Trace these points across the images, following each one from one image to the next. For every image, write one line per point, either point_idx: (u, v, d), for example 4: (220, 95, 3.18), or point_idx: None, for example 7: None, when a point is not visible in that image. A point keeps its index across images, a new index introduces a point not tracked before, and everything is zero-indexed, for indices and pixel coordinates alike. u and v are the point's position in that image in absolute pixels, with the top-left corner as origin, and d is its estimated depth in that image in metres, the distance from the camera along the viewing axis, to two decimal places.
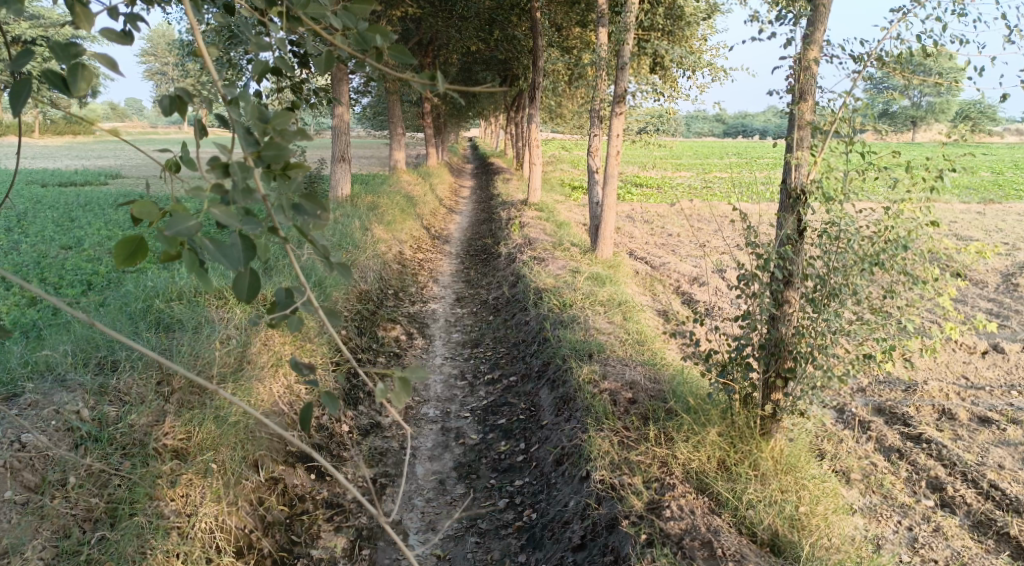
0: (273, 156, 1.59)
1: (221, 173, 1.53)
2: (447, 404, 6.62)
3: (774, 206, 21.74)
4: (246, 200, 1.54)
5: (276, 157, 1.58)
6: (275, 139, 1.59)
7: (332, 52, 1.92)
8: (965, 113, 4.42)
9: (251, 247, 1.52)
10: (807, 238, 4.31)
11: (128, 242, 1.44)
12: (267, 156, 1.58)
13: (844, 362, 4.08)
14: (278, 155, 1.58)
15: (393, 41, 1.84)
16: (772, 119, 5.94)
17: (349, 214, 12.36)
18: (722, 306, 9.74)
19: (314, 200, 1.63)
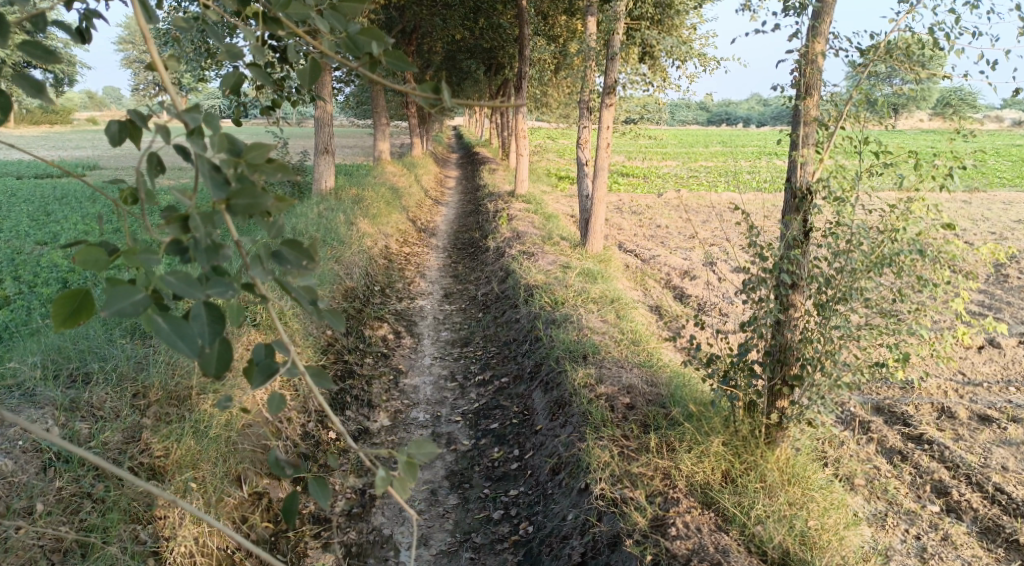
0: (247, 205, 1.30)
1: (179, 229, 1.28)
2: (437, 408, 6.45)
3: (761, 195, 21.59)
4: (212, 258, 1.30)
5: (249, 207, 1.29)
6: (250, 183, 1.30)
7: (318, 59, 1.69)
8: (945, 99, 4.29)
9: (218, 317, 1.27)
10: (813, 239, 4.15)
11: (71, 296, 1.29)
12: (239, 205, 1.29)
13: (854, 369, 3.92)
14: (252, 205, 1.29)
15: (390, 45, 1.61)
16: (757, 109, 5.76)
17: (333, 208, 12.10)
18: (714, 301, 9.59)
19: (297, 247, 1.46)
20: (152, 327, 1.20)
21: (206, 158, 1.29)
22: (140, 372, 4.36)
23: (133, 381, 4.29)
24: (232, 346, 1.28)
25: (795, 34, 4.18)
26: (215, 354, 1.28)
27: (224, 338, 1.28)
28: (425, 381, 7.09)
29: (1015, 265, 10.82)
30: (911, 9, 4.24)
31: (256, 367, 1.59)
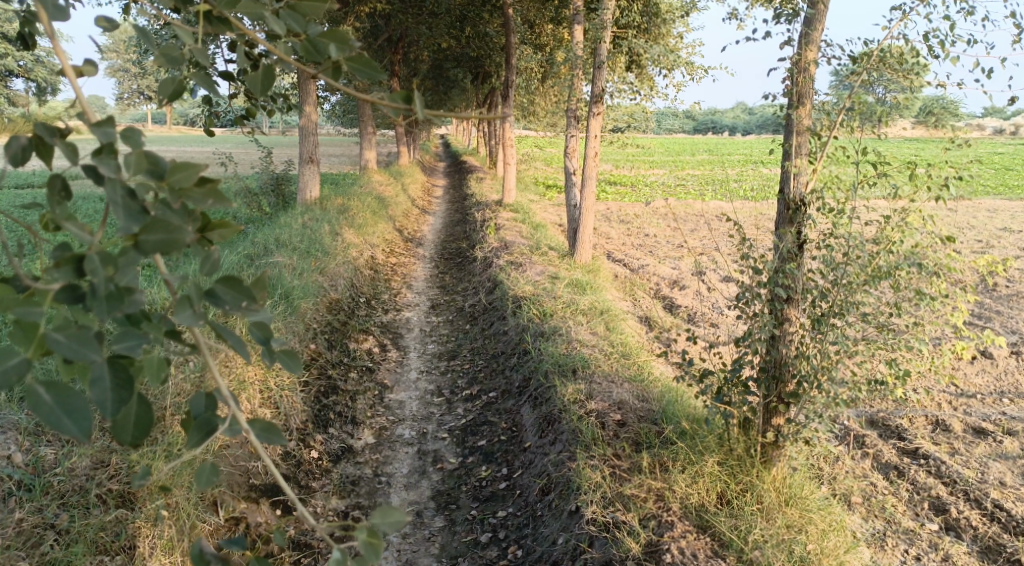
0: (162, 241, 1.04)
1: (73, 272, 1.02)
2: (423, 425, 6.28)
3: (749, 204, 21.58)
4: (115, 310, 1.02)
5: (165, 243, 1.03)
6: (164, 216, 1.04)
7: (271, 64, 1.51)
8: (929, 109, 4.08)
9: (123, 384, 1.00)
10: (807, 251, 4.05)
11: None
12: (150, 241, 1.04)
13: (852, 386, 3.80)
14: (167, 242, 1.04)
15: (351, 54, 1.43)
16: (743, 117, 5.68)
17: (318, 218, 11.93)
18: (703, 311, 9.49)
19: (239, 284, 1.22)
20: (31, 402, 0.95)
21: (111, 182, 1.03)
22: None
23: None
24: (152, 410, 1.05)
25: (786, 42, 4.08)
26: (130, 420, 1.04)
27: (139, 403, 1.05)
28: (411, 396, 6.92)
29: (1004, 274, 10.78)
30: (904, 16, 4.15)
31: (193, 422, 1.23)
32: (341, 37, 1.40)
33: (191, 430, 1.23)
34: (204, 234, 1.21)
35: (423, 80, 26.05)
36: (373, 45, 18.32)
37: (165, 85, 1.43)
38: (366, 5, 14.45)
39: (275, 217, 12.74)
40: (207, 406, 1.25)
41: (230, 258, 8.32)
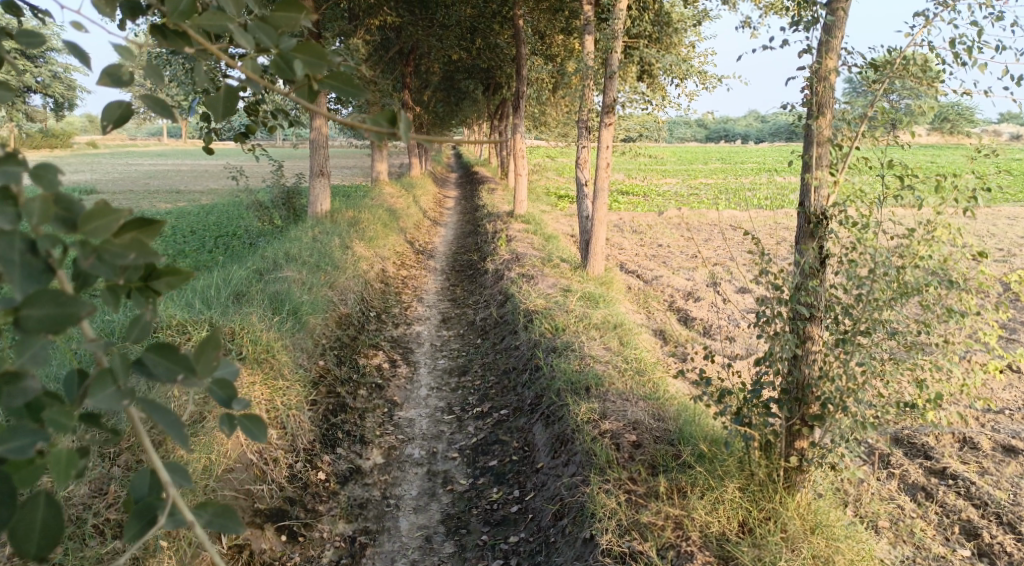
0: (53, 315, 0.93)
1: None
2: (433, 443, 6.15)
3: (763, 213, 21.34)
4: None
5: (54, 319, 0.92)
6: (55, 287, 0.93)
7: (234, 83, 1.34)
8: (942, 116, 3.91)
9: None
10: (830, 266, 3.90)
11: None
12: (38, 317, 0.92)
13: (879, 408, 3.64)
14: (58, 316, 0.92)
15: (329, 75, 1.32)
16: (757, 124, 5.54)
17: (328, 231, 11.86)
18: (719, 324, 9.31)
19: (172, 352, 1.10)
20: None
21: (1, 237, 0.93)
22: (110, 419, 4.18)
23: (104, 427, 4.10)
24: (58, 514, 0.98)
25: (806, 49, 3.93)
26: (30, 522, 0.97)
27: (38, 504, 0.97)
28: (421, 413, 6.78)
29: None
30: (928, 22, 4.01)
31: (135, 508, 1.18)
32: (318, 53, 1.31)
33: (132, 517, 1.16)
34: (147, 284, 1.17)
35: (434, 92, 26.03)
36: (383, 58, 18.31)
37: (112, 111, 1.27)
38: (376, 17, 14.44)
39: (285, 231, 12.67)
40: (151, 489, 1.20)
41: (239, 273, 8.24)
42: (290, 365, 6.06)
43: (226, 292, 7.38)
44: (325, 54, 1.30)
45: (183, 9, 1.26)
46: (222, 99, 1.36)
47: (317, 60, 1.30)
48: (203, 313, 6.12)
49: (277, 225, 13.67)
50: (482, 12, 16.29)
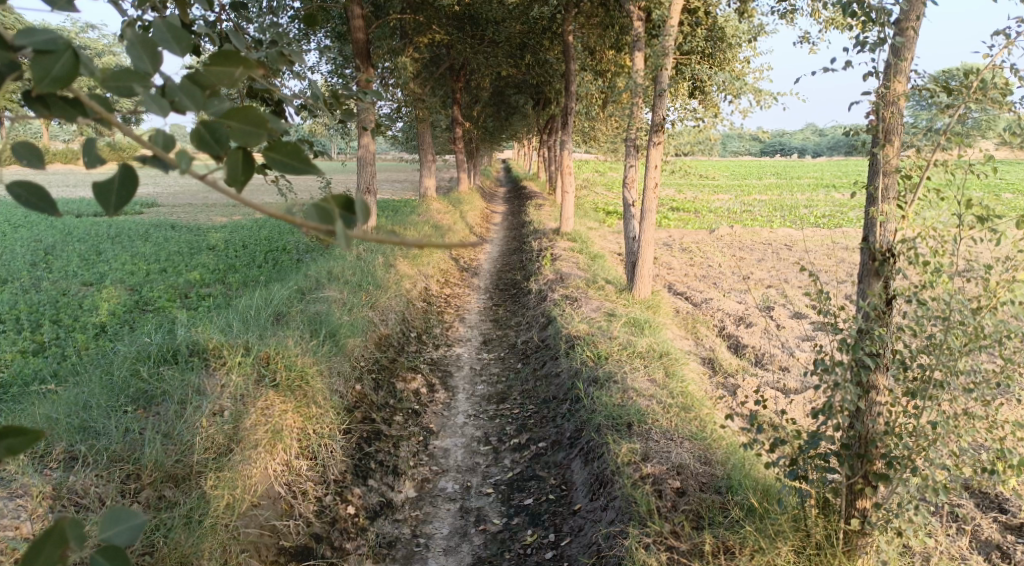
0: None
1: None
2: (467, 477, 5.94)
3: (821, 234, 20.66)
4: None
5: None
6: None
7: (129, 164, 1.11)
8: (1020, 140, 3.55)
9: None
10: (898, 308, 3.58)
11: None
12: None
13: (951, 472, 3.30)
14: None
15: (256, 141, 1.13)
16: (813, 140, 5.23)
17: (373, 248, 11.83)
18: (772, 353, 8.89)
19: None
20: None
21: None
22: (134, 453, 4.18)
23: (126, 462, 4.14)
24: None
25: (872, 71, 3.64)
26: None
27: None
28: (457, 443, 6.58)
29: None
30: (1008, 43, 3.68)
31: None
32: (253, 120, 1.15)
33: None
34: None
35: (485, 107, 26.04)
36: (433, 74, 18.35)
37: None
38: (425, 35, 14.46)
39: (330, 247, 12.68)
40: None
41: (281, 292, 8.20)
42: (326, 390, 5.88)
43: (266, 312, 7.33)
44: (263, 119, 1.14)
45: (58, 74, 1.04)
46: (115, 185, 1.11)
47: (254, 126, 1.13)
48: (240, 337, 6.08)
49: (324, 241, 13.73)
50: (532, 29, 16.17)
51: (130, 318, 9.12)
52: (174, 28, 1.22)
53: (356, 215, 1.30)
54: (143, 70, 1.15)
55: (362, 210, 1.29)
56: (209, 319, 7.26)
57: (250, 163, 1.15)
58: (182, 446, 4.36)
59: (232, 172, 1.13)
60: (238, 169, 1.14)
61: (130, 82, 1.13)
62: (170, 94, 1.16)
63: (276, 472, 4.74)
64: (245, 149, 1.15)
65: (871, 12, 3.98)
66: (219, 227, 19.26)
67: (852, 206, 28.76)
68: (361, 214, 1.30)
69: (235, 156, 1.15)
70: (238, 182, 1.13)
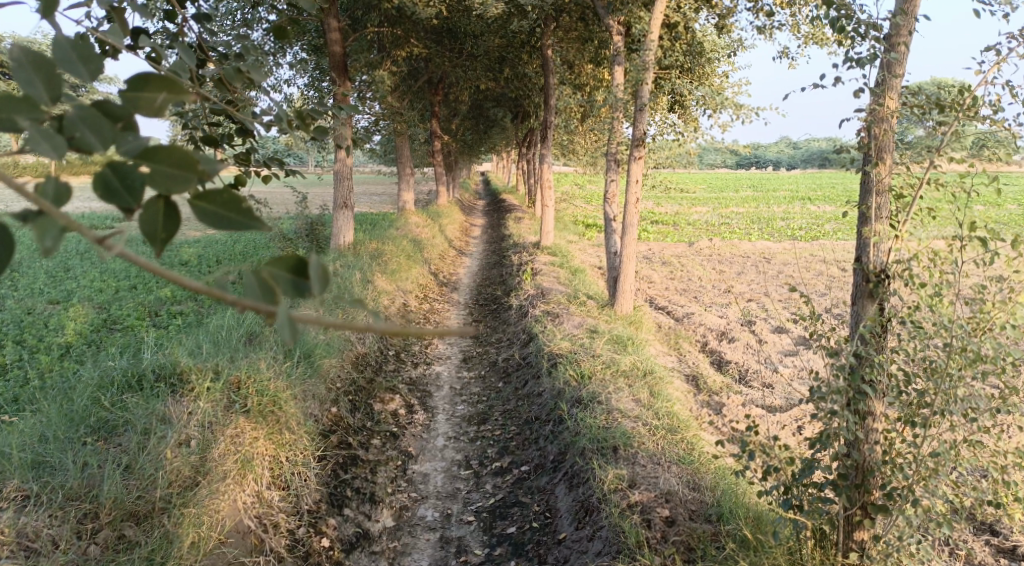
0: None
1: None
2: (448, 504, 5.73)
3: (800, 247, 20.73)
4: None
5: None
6: None
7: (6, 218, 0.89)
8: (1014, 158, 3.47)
9: None
10: (893, 331, 3.48)
11: None
12: None
13: (951, 503, 3.19)
14: None
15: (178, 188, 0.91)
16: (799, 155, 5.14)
17: (350, 264, 11.61)
18: (756, 369, 8.78)
19: None
20: None
21: None
22: (92, 491, 3.97)
23: (83, 500, 3.93)
24: None
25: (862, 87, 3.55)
26: None
27: None
28: (437, 467, 6.37)
29: None
30: (1001, 60, 3.60)
31: None
32: (178, 160, 0.94)
33: None
34: None
35: (463, 120, 25.95)
36: (411, 87, 18.21)
37: None
38: (403, 48, 14.33)
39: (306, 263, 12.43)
40: None
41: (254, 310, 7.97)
42: (299, 415, 5.64)
43: (239, 332, 7.10)
44: (192, 159, 0.93)
45: None
46: None
47: (177, 167, 0.92)
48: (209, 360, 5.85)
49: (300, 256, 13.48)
50: (511, 42, 16.11)
51: (97, 338, 8.82)
52: (80, 47, 1.05)
53: (309, 280, 1.13)
54: (33, 99, 0.96)
55: (314, 274, 1.12)
56: (178, 340, 7.02)
57: (176, 215, 0.94)
58: (144, 480, 4.14)
59: (147, 228, 0.93)
60: (157, 223, 0.93)
61: (15, 113, 0.93)
62: (69, 129, 0.96)
63: (247, 505, 4.51)
64: (168, 199, 0.94)
65: (860, 27, 3.90)
66: (194, 242, 18.95)
67: (828, 218, 28.99)
68: (312, 279, 1.12)
69: (154, 207, 0.93)
70: (158, 240, 0.93)
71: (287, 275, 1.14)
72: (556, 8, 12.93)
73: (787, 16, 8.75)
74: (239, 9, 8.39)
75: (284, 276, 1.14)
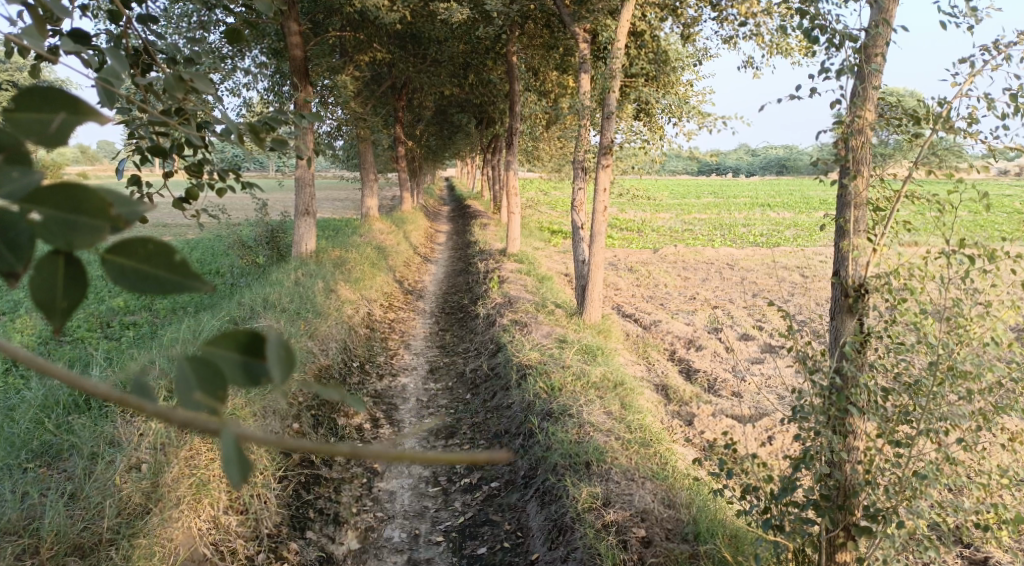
0: None
1: None
2: (415, 523, 5.55)
3: (764, 253, 20.91)
4: None
5: None
6: None
7: None
8: (992, 169, 3.41)
9: None
10: (872, 347, 3.41)
11: None
12: None
13: (936, 524, 3.13)
14: None
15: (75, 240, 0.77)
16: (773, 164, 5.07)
17: (313, 273, 11.34)
18: (724, 378, 8.73)
19: None
20: None
21: None
22: (33, 523, 3.76)
23: (23, 534, 3.71)
24: None
25: (837, 100, 3.47)
26: None
27: None
28: (404, 485, 6.17)
29: None
30: (977, 71, 3.56)
31: None
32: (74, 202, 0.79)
33: None
34: None
35: (428, 126, 25.74)
36: (375, 92, 17.97)
37: None
38: (366, 53, 14.11)
39: (267, 272, 12.13)
40: None
41: (212, 323, 7.70)
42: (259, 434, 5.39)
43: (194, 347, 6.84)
44: (99, 201, 0.78)
45: None
46: None
47: (77, 212, 0.77)
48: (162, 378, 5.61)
49: (260, 264, 13.16)
50: (475, 48, 15.98)
51: (44, 353, 8.45)
52: None
53: (266, 363, 0.89)
54: None
55: (272, 357, 0.88)
56: (131, 355, 6.73)
57: (80, 274, 0.82)
58: (91, 511, 3.93)
59: (44, 294, 0.81)
60: (57, 288, 0.81)
61: None
62: None
63: (203, 533, 4.27)
64: (70, 254, 0.82)
65: (836, 38, 3.84)
66: None
67: (790, 224, 29.36)
68: (271, 362, 0.89)
69: (52, 265, 0.81)
70: (62, 309, 0.82)
71: (239, 355, 0.91)
72: (521, 14, 12.83)
73: (752, 25, 8.75)
74: (195, 12, 8.12)
75: (234, 357, 0.91)
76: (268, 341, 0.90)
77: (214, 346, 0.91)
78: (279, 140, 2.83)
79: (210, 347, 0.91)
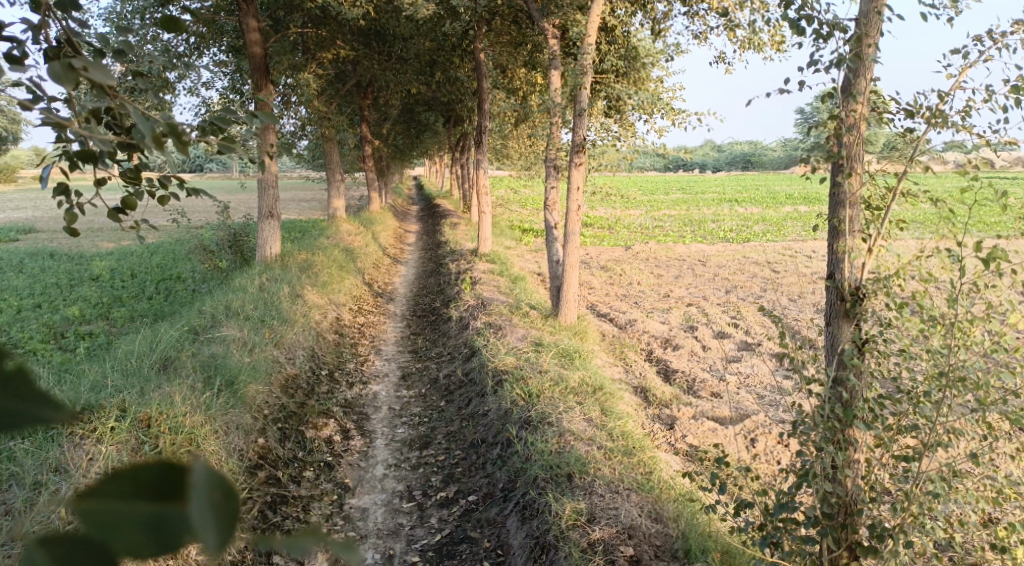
0: None
1: None
2: (390, 543, 5.28)
3: (736, 249, 20.89)
4: None
5: None
6: None
7: None
8: (993, 164, 3.25)
9: None
10: (871, 355, 3.23)
11: None
12: None
13: (943, 541, 2.96)
14: None
15: None
16: (754, 158, 4.87)
17: (278, 277, 10.97)
18: (703, 378, 8.54)
19: None
20: None
21: None
22: None
23: None
24: None
25: (829, 92, 3.28)
26: None
27: None
28: (376, 501, 5.89)
29: None
30: (972, 62, 3.39)
31: None
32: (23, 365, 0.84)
33: None
34: None
35: (395, 125, 25.35)
36: (339, 91, 17.60)
37: None
38: (329, 50, 13.76)
39: (230, 277, 11.72)
40: None
41: (170, 333, 7.36)
42: (220, 453, 5.34)
43: (150, 361, 6.50)
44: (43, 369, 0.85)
45: None
46: None
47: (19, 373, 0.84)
48: (113, 396, 5.29)
49: (223, 269, 12.74)
50: (441, 45, 15.68)
51: None
52: None
53: (186, 515, 0.80)
54: None
55: (198, 510, 0.79)
56: (82, 371, 6.38)
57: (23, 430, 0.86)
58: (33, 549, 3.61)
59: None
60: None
61: None
62: None
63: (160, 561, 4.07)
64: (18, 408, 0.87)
65: (824, 28, 3.65)
66: (108, 255, 17.91)
67: (759, 219, 29.46)
68: (197, 518, 0.80)
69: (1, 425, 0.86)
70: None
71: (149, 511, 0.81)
72: (488, 9, 12.56)
73: (723, 19, 8.60)
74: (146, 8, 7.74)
75: (143, 513, 0.80)
76: (189, 479, 0.80)
77: (119, 502, 0.79)
78: (228, 143, 2.58)
79: (102, 508, 0.80)
